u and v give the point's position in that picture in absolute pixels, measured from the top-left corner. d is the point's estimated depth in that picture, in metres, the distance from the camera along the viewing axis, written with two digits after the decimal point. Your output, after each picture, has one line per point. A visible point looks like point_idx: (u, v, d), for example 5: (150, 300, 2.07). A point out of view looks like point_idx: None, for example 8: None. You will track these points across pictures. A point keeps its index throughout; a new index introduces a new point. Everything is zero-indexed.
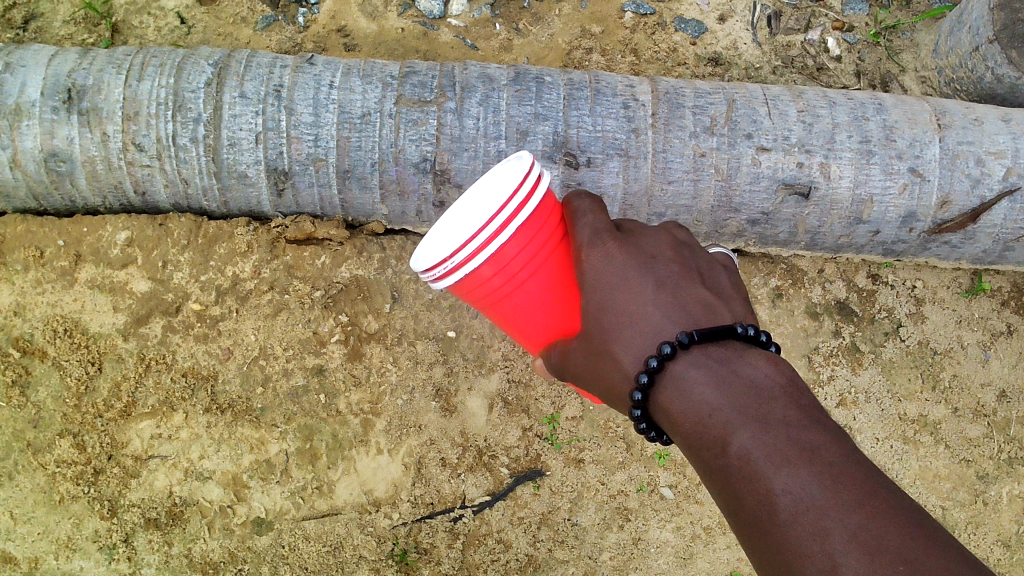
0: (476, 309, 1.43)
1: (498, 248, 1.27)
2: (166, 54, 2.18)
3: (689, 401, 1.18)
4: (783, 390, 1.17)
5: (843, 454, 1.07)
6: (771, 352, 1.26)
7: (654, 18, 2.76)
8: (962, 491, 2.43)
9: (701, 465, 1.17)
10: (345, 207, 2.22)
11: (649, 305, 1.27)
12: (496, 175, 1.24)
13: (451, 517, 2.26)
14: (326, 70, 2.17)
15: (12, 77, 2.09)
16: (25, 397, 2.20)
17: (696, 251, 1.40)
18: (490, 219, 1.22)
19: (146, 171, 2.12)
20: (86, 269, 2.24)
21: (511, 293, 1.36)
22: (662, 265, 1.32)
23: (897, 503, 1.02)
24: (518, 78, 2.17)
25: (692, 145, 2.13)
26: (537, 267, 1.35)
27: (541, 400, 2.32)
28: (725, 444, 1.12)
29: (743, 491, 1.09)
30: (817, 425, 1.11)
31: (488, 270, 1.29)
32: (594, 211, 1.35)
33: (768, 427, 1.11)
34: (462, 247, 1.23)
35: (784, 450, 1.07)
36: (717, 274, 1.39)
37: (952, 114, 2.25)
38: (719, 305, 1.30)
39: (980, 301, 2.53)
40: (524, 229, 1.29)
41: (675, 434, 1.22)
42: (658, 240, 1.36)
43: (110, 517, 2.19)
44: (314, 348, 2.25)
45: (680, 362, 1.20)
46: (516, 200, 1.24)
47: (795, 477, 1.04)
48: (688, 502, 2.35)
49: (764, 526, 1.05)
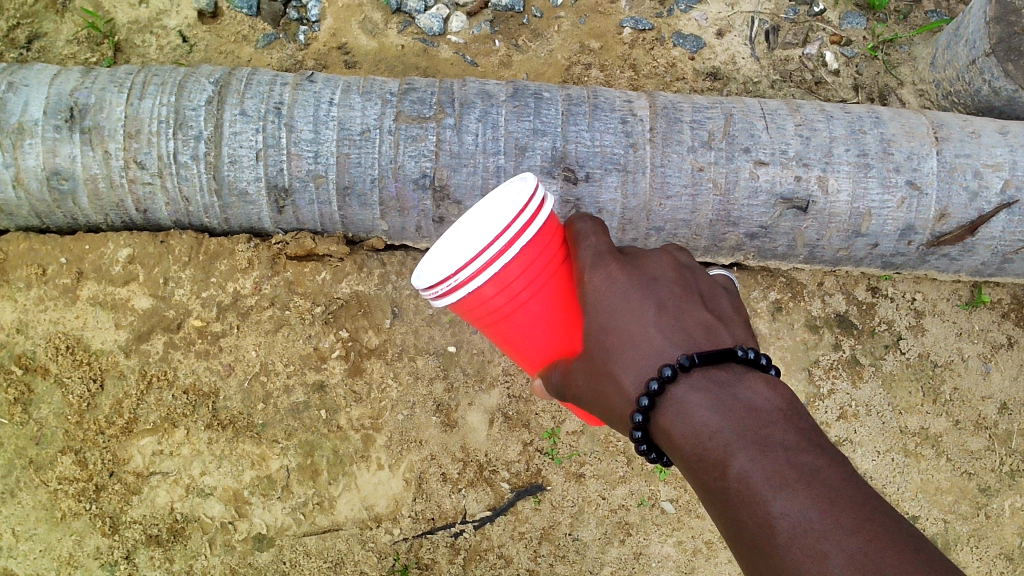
0: (476, 328, 1.44)
1: (502, 267, 1.28)
2: (168, 72, 2.20)
3: (689, 424, 1.18)
4: (783, 414, 1.17)
5: (841, 477, 1.07)
6: (771, 376, 1.26)
7: (653, 33, 2.77)
8: (964, 504, 2.43)
9: (700, 489, 1.17)
10: (345, 223, 2.23)
11: (650, 327, 1.27)
12: (499, 197, 1.24)
13: (452, 532, 2.26)
14: (326, 87, 2.18)
15: (15, 96, 2.11)
16: (27, 415, 2.21)
17: (697, 273, 1.41)
18: (495, 238, 1.23)
19: (147, 189, 2.14)
20: (88, 286, 2.25)
21: (512, 312, 1.37)
22: (664, 287, 1.33)
23: (895, 527, 1.02)
24: (516, 94, 2.18)
25: (690, 159, 2.14)
26: (539, 287, 1.36)
27: (541, 415, 2.33)
28: (725, 466, 1.12)
29: (742, 515, 1.08)
30: (815, 449, 1.11)
31: (491, 289, 1.30)
32: (597, 234, 1.37)
33: (766, 450, 1.11)
34: (465, 265, 1.24)
35: (783, 473, 1.07)
36: (718, 296, 1.39)
37: (949, 127, 2.26)
38: (720, 328, 1.30)
39: (980, 313, 2.53)
40: (526, 249, 1.30)
41: (674, 456, 1.21)
42: (660, 262, 1.37)
43: (111, 534, 2.19)
44: (315, 364, 2.26)
45: (681, 385, 1.21)
46: (520, 220, 1.25)
47: (794, 501, 1.04)
48: (689, 517, 2.35)
49: (762, 549, 1.05)
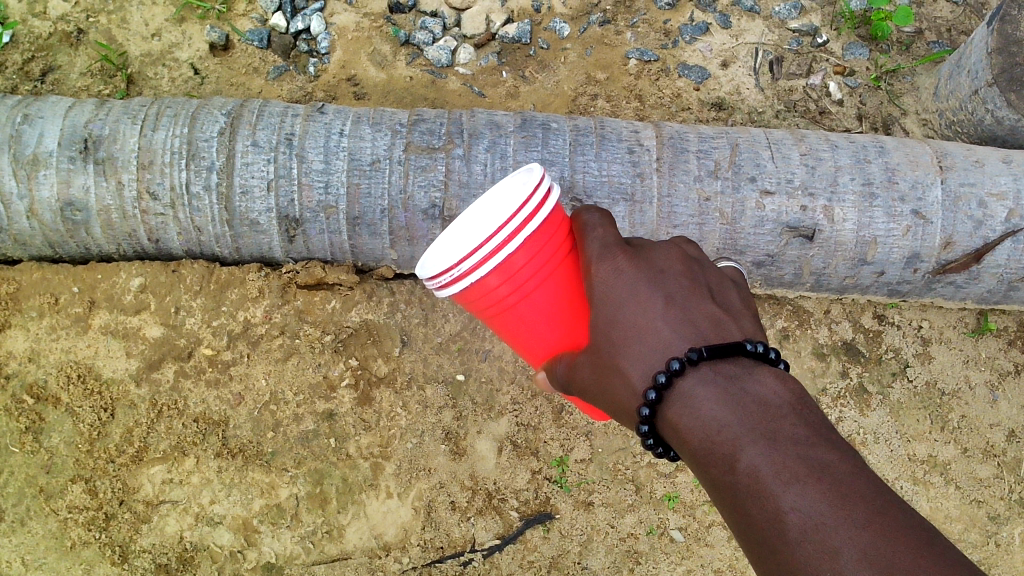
0: (479, 318, 1.46)
1: (505, 258, 1.29)
2: (181, 104, 2.23)
3: (697, 417, 1.18)
4: (793, 407, 1.17)
5: (853, 471, 1.07)
6: (780, 370, 1.25)
7: (658, 64, 2.80)
8: (974, 533, 2.41)
9: (709, 483, 1.17)
10: (355, 252, 2.25)
11: (657, 320, 1.27)
12: (505, 187, 1.26)
13: (462, 561, 2.25)
14: (337, 119, 2.21)
15: (31, 128, 2.15)
16: (38, 443, 2.21)
17: (706, 267, 1.40)
18: (499, 228, 1.24)
19: (159, 219, 2.16)
20: (100, 315, 2.27)
21: (517, 304, 1.40)
22: (672, 280, 1.32)
23: (907, 521, 1.02)
24: (524, 125, 2.21)
25: (696, 189, 2.16)
26: (544, 278, 1.38)
27: (550, 443, 2.34)
28: (734, 461, 1.13)
29: (752, 509, 1.09)
30: (826, 443, 1.11)
31: (495, 279, 1.32)
32: (604, 226, 1.36)
33: (775, 445, 1.11)
34: (470, 254, 1.25)
35: (792, 467, 1.07)
36: (726, 290, 1.39)
37: (953, 156, 2.28)
38: (729, 322, 1.29)
39: (987, 341, 2.55)
40: (531, 241, 1.31)
41: (682, 450, 1.22)
42: (669, 255, 1.36)
43: (121, 563, 2.18)
44: (325, 392, 2.27)
45: (690, 378, 1.21)
46: (525, 212, 1.26)
47: (805, 496, 1.04)
48: (698, 545, 2.35)
49: (773, 544, 1.05)
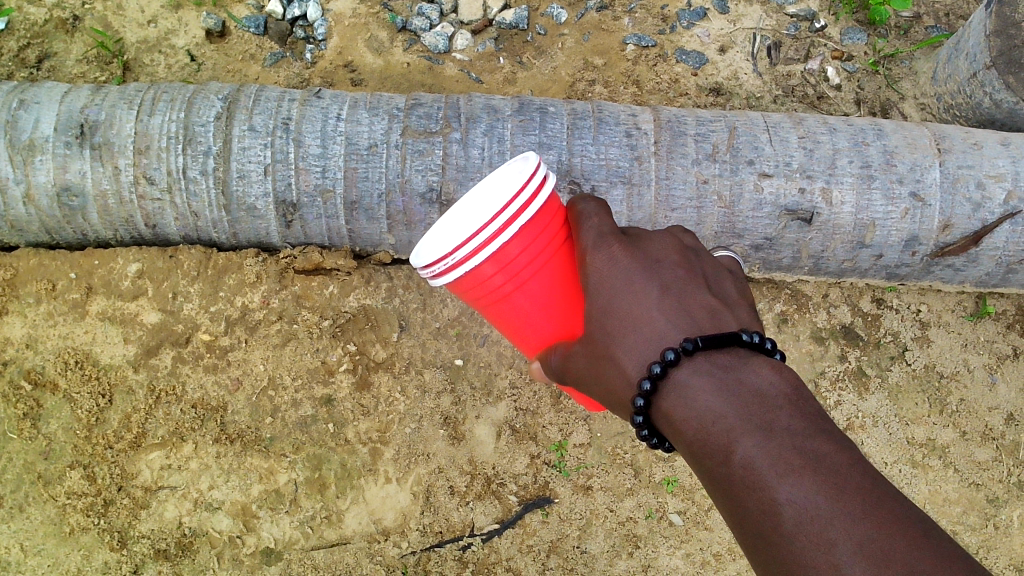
0: (475, 308, 1.46)
1: (500, 247, 1.29)
2: (177, 89, 2.23)
3: (692, 409, 1.18)
4: (788, 398, 1.17)
5: (848, 462, 1.07)
6: (776, 360, 1.25)
7: (655, 50, 2.79)
8: (972, 515, 2.41)
9: (704, 474, 1.17)
10: (353, 237, 2.25)
11: (652, 310, 1.27)
12: (501, 176, 1.26)
13: (460, 546, 2.25)
14: (334, 103, 2.21)
15: (27, 114, 2.15)
16: (36, 429, 2.21)
17: (702, 256, 1.40)
18: (493, 217, 1.24)
19: (156, 204, 2.16)
20: (97, 302, 2.27)
21: (512, 293, 1.39)
22: (667, 270, 1.32)
23: (903, 513, 1.02)
24: (522, 109, 2.21)
25: (694, 171, 2.16)
26: (539, 267, 1.38)
27: (548, 427, 2.34)
28: (729, 452, 1.12)
29: (747, 501, 1.09)
30: (822, 434, 1.11)
31: (490, 268, 1.32)
32: (599, 215, 1.35)
33: (770, 435, 1.11)
34: (463, 244, 1.25)
35: (787, 459, 1.07)
36: (723, 280, 1.38)
37: (951, 139, 2.28)
38: (724, 312, 1.29)
39: (985, 325, 2.55)
40: (525, 230, 1.31)
41: (677, 441, 1.22)
42: (665, 244, 1.36)
43: (120, 548, 2.18)
44: (323, 378, 2.27)
45: (684, 369, 1.21)
46: (519, 201, 1.26)
47: (800, 487, 1.04)
48: (697, 528, 2.34)
49: (769, 536, 1.05)
